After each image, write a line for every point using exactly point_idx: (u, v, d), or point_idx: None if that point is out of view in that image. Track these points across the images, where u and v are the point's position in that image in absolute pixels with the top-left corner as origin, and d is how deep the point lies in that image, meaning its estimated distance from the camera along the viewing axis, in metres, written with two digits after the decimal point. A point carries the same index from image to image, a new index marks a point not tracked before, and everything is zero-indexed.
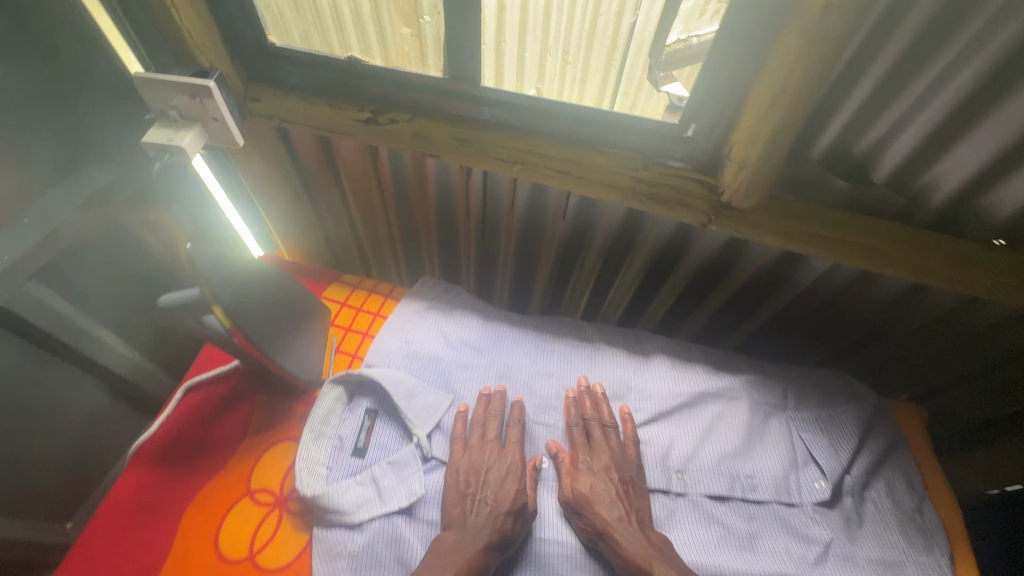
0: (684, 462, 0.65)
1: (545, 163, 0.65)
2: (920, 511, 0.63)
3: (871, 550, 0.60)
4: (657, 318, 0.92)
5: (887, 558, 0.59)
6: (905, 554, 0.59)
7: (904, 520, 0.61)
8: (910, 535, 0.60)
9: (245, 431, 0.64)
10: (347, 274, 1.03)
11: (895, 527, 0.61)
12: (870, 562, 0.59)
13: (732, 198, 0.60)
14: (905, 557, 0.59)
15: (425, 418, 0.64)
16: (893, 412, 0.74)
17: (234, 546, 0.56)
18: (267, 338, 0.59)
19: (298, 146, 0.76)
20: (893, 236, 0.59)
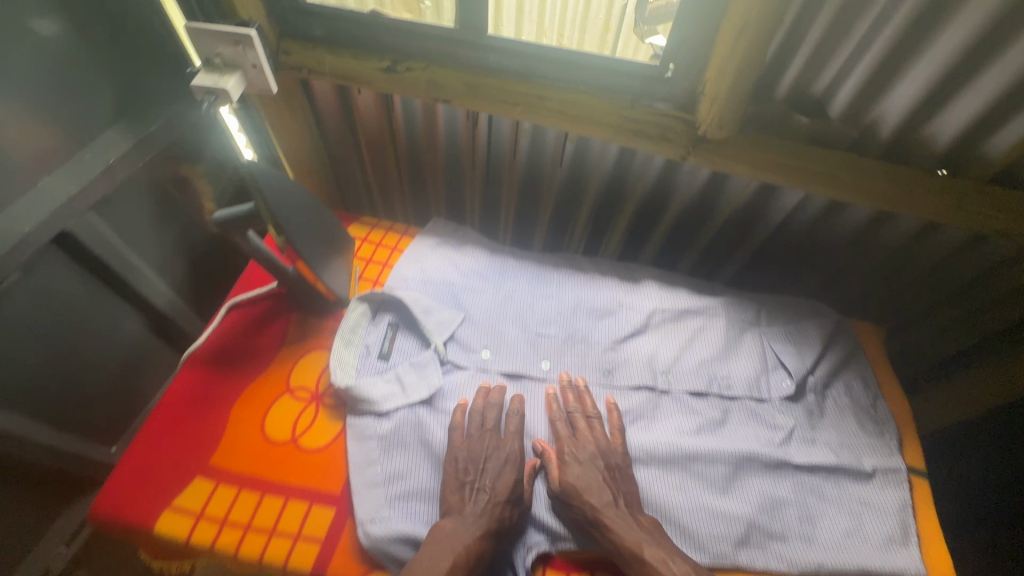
0: (669, 365, 0.75)
1: (543, 105, 0.74)
2: (873, 405, 0.75)
3: (830, 434, 0.71)
4: (653, 254, 1.05)
5: (844, 438, 0.71)
6: (859, 435, 0.71)
7: (860, 411, 0.73)
8: (864, 424, 0.72)
9: (282, 341, 0.74)
10: (353, 210, 1.15)
11: (851, 415, 0.73)
12: (827, 443, 0.70)
13: (707, 131, 0.71)
14: (860, 440, 0.71)
15: (441, 330, 0.74)
16: (857, 332, 0.83)
17: (279, 430, 0.66)
18: (314, 256, 0.69)
19: (319, 98, 0.88)
20: (848, 166, 0.73)
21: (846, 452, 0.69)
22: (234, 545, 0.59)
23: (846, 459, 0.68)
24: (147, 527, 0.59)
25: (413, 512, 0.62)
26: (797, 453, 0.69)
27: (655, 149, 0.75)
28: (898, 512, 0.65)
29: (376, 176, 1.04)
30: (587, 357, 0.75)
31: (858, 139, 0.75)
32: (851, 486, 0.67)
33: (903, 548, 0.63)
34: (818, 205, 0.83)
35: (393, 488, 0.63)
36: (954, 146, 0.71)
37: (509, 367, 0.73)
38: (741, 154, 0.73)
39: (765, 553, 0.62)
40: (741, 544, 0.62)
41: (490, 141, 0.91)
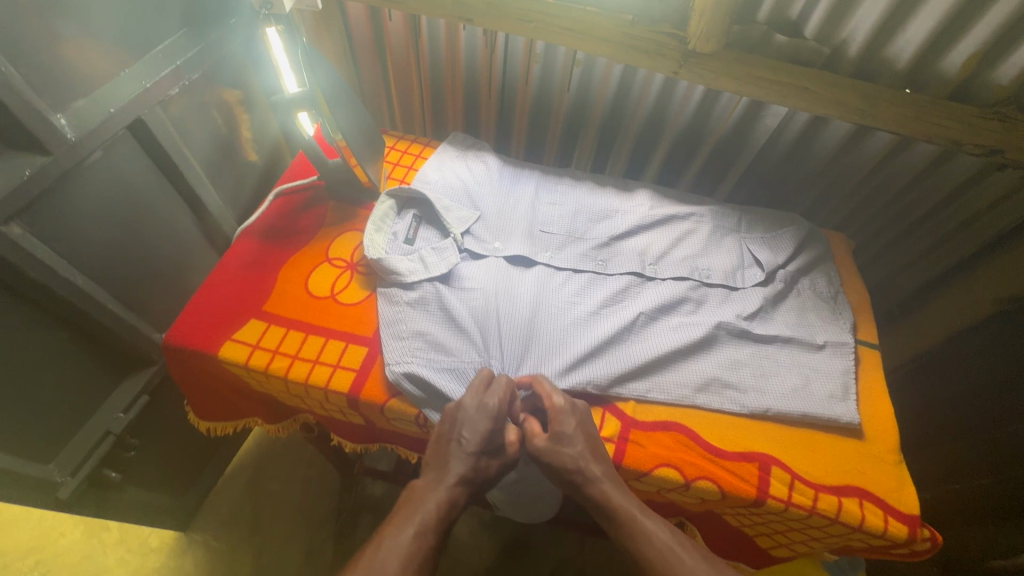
0: (657, 258, 0.85)
1: (553, 23, 0.85)
2: (834, 300, 0.84)
3: (790, 315, 0.81)
4: (650, 179, 1.15)
5: (801, 319, 0.81)
6: (816, 317, 0.82)
7: (823, 300, 0.84)
8: (823, 309, 0.83)
9: (322, 222, 0.85)
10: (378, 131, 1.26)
11: (811, 304, 0.83)
12: (789, 320, 0.81)
13: (696, 45, 0.82)
14: (817, 320, 0.81)
15: (459, 224, 0.84)
16: (829, 240, 0.94)
17: (320, 287, 0.77)
18: (358, 148, 0.83)
19: (352, 20, 1.00)
20: (820, 79, 0.82)
21: (802, 330, 0.79)
22: (282, 369, 0.70)
23: (800, 333, 0.78)
24: (210, 352, 0.70)
25: (430, 363, 0.70)
26: (758, 327, 0.79)
27: (650, 64, 0.86)
28: (842, 375, 0.75)
29: (400, 104, 1.18)
30: (585, 250, 0.85)
31: (830, 58, 0.85)
32: (804, 354, 0.77)
33: (842, 401, 0.72)
34: (799, 124, 0.94)
35: (415, 341, 0.72)
36: (914, 64, 0.81)
37: (515, 253, 0.83)
38: (726, 67, 0.83)
39: (721, 397, 0.72)
40: (698, 390, 0.72)
41: (504, 67, 1.02)
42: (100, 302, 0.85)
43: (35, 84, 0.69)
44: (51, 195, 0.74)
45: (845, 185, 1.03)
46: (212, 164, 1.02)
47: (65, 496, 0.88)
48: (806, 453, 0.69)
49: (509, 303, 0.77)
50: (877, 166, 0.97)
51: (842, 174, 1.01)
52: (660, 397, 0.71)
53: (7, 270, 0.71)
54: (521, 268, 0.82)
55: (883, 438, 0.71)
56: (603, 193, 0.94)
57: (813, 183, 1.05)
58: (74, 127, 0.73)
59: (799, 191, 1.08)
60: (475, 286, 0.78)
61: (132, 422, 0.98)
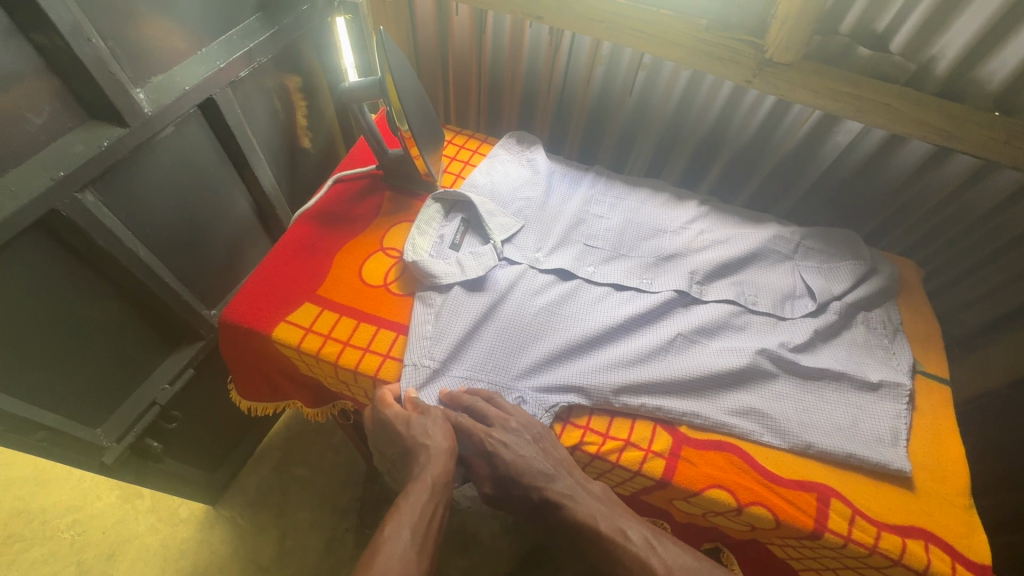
0: (703, 278, 0.80)
1: (625, 24, 0.84)
2: (890, 338, 0.77)
3: (839, 351, 0.75)
4: (709, 189, 1.12)
5: (853, 356, 0.74)
6: (869, 356, 0.75)
7: (874, 340, 0.77)
8: (874, 351, 0.75)
9: (378, 210, 0.85)
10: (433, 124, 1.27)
11: (862, 343, 0.76)
12: (840, 356, 0.74)
13: (774, 54, 0.79)
14: (868, 358, 0.74)
15: (502, 231, 0.82)
16: (899, 265, 0.89)
17: (374, 276, 0.77)
18: (421, 140, 0.81)
19: (419, 12, 1.01)
20: (903, 97, 0.78)
21: (853, 365, 0.73)
22: (334, 354, 0.70)
23: (853, 368, 0.72)
24: (265, 331, 0.70)
25: (442, 372, 0.69)
26: (806, 359, 0.73)
27: (722, 71, 0.83)
28: (892, 419, 0.69)
29: (456, 99, 1.18)
30: (630, 267, 0.82)
31: (916, 75, 0.80)
32: (855, 394, 0.71)
33: (891, 446, 0.66)
34: (874, 141, 0.90)
35: (437, 342, 0.70)
36: (1009, 86, 0.76)
37: (555, 266, 0.80)
38: (802, 79, 0.80)
39: (759, 426, 0.67)
40: (734, 415, 0.68)
41: (567, 68, 1.01)
42: (159, 275, 0.87)
43: (119, 58, 0.71)
44: (123, 166, 0.76)
45: (918, 210, 0.98)
46: (271, 147, 1.04)
47: (109, 461, 0.91)
48: (867, 485, 0.65)
49: (543, 318, 0.74)
50: (955, 191, 0.92)
51: (915, 195, 0.96)
52: (697, 420, 0.67)
53: (79, 236, 0.73)
54: (564, 283, 0.79)
55: (952, 478, 0.66)
56: (651, 206, 0.90)
57: (881, 204, 1.00)
58: (152, 102, 0.75)
59: (864, 212, 1.03)
60: (512, 297, 0.76)
61: (176, 395, 1.01)
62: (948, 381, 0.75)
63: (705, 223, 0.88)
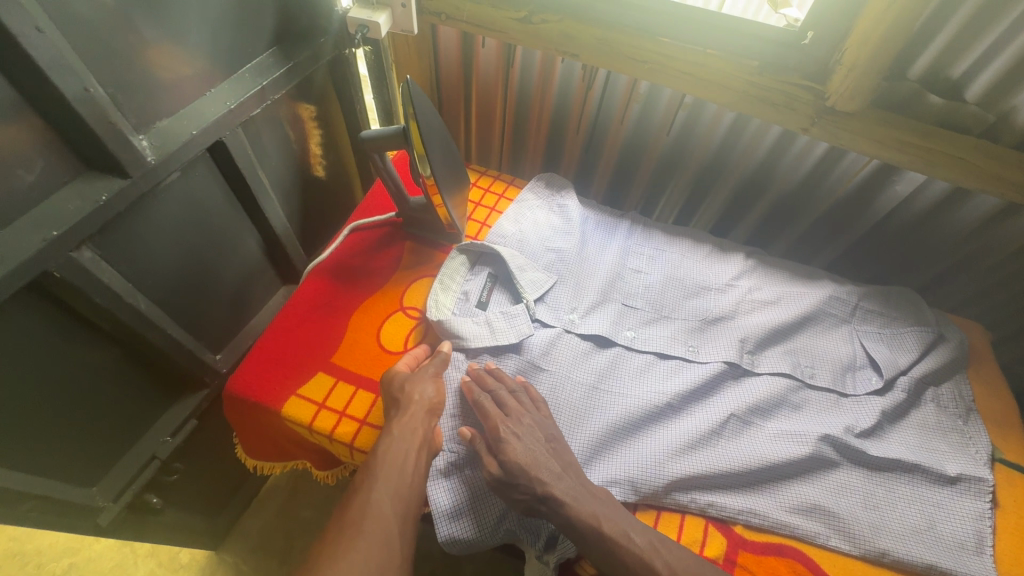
0: (754, 345, 0.73)
1: (671, 65, 0.77)
2: (964, 417, 0.70)
3: (910, 435, 0.68)
4: (747, 233, 1.05)
5: (925, 441, 0.67)
6: (942, 441, 0.67)
7: (948, 421, 0.69)
8: (948, 435, 0.68)
9: (398, 263, 0.79)
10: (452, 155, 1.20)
11: (933, 427, 0.69)
12: (910, 441, 0.67)
13: (836, 101, 0.72)
14: (942, 444, 0.67)
15: (533, 288, 0.74)
16: (966, 329, 0.81)
17: (393, 340, 0.71)
18: (444, 186, 0.72)
19: (442, 43, 0.95)
20: (978, 150, 0.71)
21: (927, 454, 0.65)
22: (350, 436, 0.63)
23: (927, 459, 0.65)
24: (274, 408, 0.64)
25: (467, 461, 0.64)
26: (873, 447, 0.66)
27: (775, 117, 0.76)
28: (973, 521, 0.61)
29: (477, 132, 1.11)
30: (675, 331, 0.75)
31: (992, 127, 0.72)
32: (929, 488, 0.63)
33: (976, 555, 0.59)
34: (936, 192, 0.82)
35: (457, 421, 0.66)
36: None
37: (593, 331, 0.72)
38: (866, 128, 0.73)
39: (825, 527, 0.60)
40: (796, 512, 0.61)
41: (599, 105, 0.95)
42: (162, 326, 0.81)
43: (120, 103, 0.64)
44: (124, 218, 0.70)
45: (977, 263, 0.90)
46: (282, 183, 0.98)
47: (105, 523, 0.84)
48: None
49: (580, 393, 0.68)
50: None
51: (980, 250, 0.88)
52: (754, 520, 0.60)
53: (74, 295, 0.67)
54: (603, 350, 0.72)
55: None
56: (691, 261, 0.82)
57: (939, 257, 0.92)
58: (156, 149, 0.69)
59: (919, 265, 0.95)
60: (542, 366, 0.69)
61: (177, 447, 0.95)
62: None
63: (754, 279, 0.81)
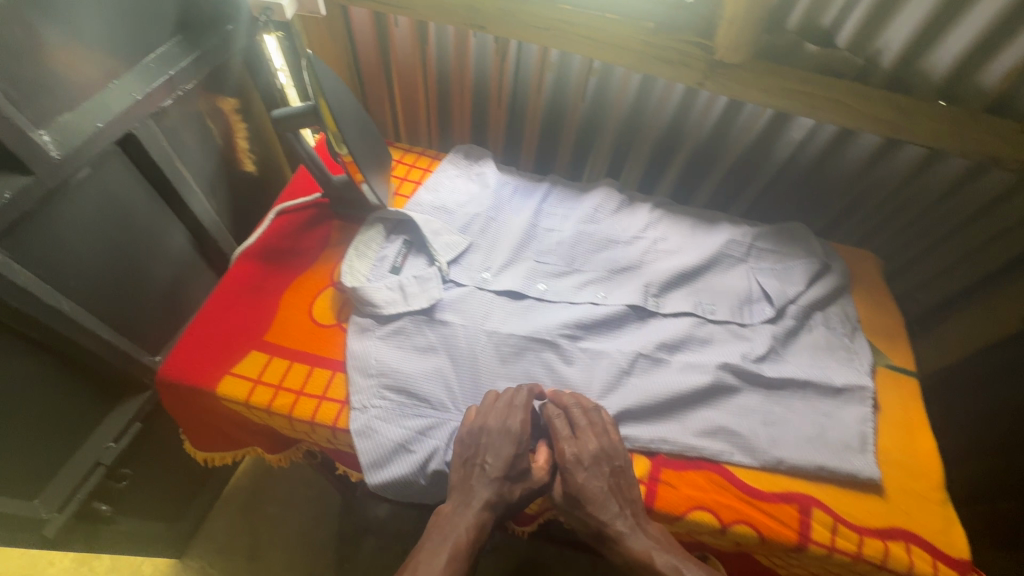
0: (659, 289, 0.79)
1: (572, 30, 0.81)
2: (851, 336, 0.78)
3: (802, 356, 0.75)
4: (669, 190, 1.11)
5: (815, 360, 0.75)
6: (831, 358, 0.75)
7: (836, 340, 0.77)
8: (836, 352, 0.76)
9: (325, 242, 0.80)
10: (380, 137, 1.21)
11: (824, 346, 0.76)
12: (800, 359, 0.75)
13: (724, 54, 0.77)
14: (831, 361, 0.75)
15: (447, 251, 0.78)
16: (859, 256, 0.89)
17: (324, 315, 0.73)
18: (365, 162, 0.75)
19: (355, 25, 0.96)
20: (853, 92, 0.78)
21: (817, 371, 0.73)
22: (287, 407, 0.65)
23: (817, 375, 0.72)
24: (208, 389, 0.65)
25: (397, 412, 0.66)
26: (768, 369, 0.73)
27: (673, 74, 0.81)
28: (858, 424, 0.69)
29: (403, 114, 1.13)
30: (583, 281, 0.80)
31: (864, 69, 0.80)
32: (820, 400, 0.71)
33: (860, 454, 0.66)
34: (824, 136, 0.90)
35: (382, 379, 0.67)
36: (952, 77, 0.77)
37: (505, 287, 0.77)
38: (755, 78, 0.79)
39: (729, 445, 0.67)
40: (702, 435, 0.67)
41: (516, 76, 0.98)
42: (89, 326, 0.80)
43: (15, 98, 0.63)
44: (31, 217, 0.68)
45: (871, 198, 0.99)
46: (206, 176, 0.97)
47: (51, 534, 0.83)
48: (850, 492, 0.65)
49: (493, 341, 0.72)
50: (906, 178, 0.93)
51: (868, 187, 0.97)
52: (663, 446, 0.66)
53: None
54: (515, 303, 0.77)
55: (928, 474, 0.67)
56: (604, 215, 0.87)
57: (835, 196, 1.01)
58: (59, 144, 0.68)
59: (819, 207, 1.04)
60: (458, 321, 0.73)
61: (124, 451, 0.93)
62: (913, 373, 0.76)
63: (659, 230, 0.87)
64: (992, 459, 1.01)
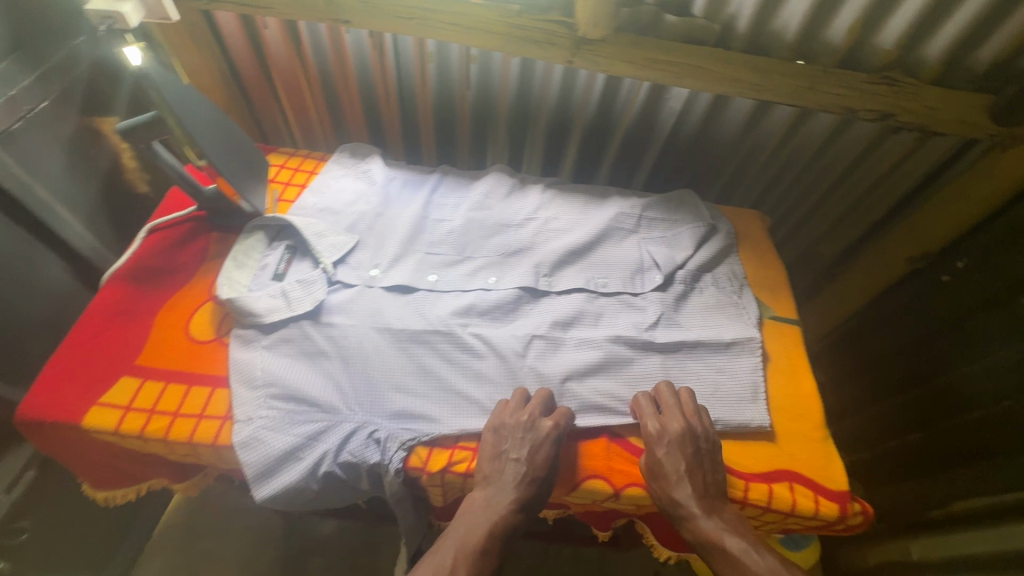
0: (550, 269, 0.80)
1: (435, 18, 0.80)
2: (738, 293, 0.81)
3: (692, 319, 0.77)
4: (572, 170, 1.11)
5: (704, 320, 0.77)
6: (720, 316, 0.78)
7: (725, 299, 0.79)
8: (724, 309, 0.78)
9: (204, 255, 0.77)
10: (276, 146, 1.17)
11: (714, 305, 0.79)
12: (688, 323, 0.77)
13: (586, 31, 0.78)
14: (721, 320, 0.77)
15: (333, 251, 0.77)
16: (745, 216, 0.92)
17: (202, 331, 0.70)
18: (233, 174, 0.73)
19: (224, 31, 0.93)
20: (714, 58, 0.81)
21: (708, 331, 0.75)
22: (163, 430, 0.62)
23: (706, 335, 0.75)
24: (75, 422, 0.62)
25: (285, 421, 0.64)
26: (661, 335, 0.75)
27: (543, 55, 0.82)
28: (750, 373, 0.72)
29: (295, 119, 1.09)
30: (473, 268, 0.80)
31: (722, 34, 0.83)
32: (709, 356, 0.73)
33: (750, 403, 0.69)
34: (701, 105, 0.93)
35: (270, 390, 0.66)
36: (801, 35, 0.81)
37: (394, 282, 0.76)
38: (619, 51, 0.80)
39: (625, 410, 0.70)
40: (596, 407, 0.70)
41: (398, 69, 0.97)
42: None
43: None
44: None
45: (757, 160, 1.03)
46: (87, 199, 0.88)
47: None
48: (739, 444, 0.68)
49: (383, 337, 0.72)
50: (783, 138, 0.98)
51: (752, 150, 1.01)
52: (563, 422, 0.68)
53: None
54: (405, 297, 0.76)
55: (809, 416, 0.70)
56: (494, 201, 0.87)
57: (725, 161, 1.04)
58: None
59: (712, 174, 1.07)
60: (345, 322, 0.72)
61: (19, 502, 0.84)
62: (795, 320, 0.79)
63: (551, 210, 0.87)
64: (896, 395, 1.07)
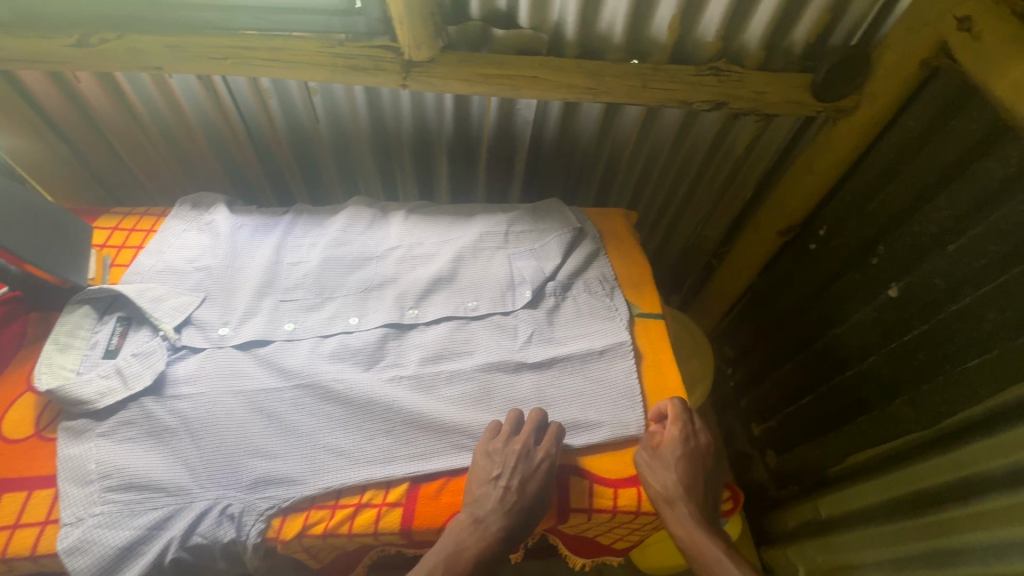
0: (416, 300, 0.77)
1: (253, 56, 0.77)
2: (610, 296, 0.81)
3: (565, 330, 0.77)
4: (449, 188, 1.09)
5: (577, 330, 0.77)
6: (592, 321, 0.78)
7: (596, 303, 0.79)
8: (596, 314, 0.78)
9: (20, 343, 0.71)
10: (128, 203, 1.08)
11: (586, 310, 0.79)
12: (561, 336, 0.76)
13: (410, 54, 0.77)
14: (591, 326, 0.77)
15: (173, 316, 0.71)
16: (614, 215, 0.94)
17: (17, 428, 0.63)
18: (35, 251, 0.69)
19: (32, 89, 0.85)
20: (545, 67, 0.81)
21: (581, 342, 0.75)
22: None
23: (577, 347, 0.74)
24: None
25: (124, 513, 0.58)
26: (533, 353, 0.74)
27: (374, 81, 0.80)
28: (627, 377, 0.72)
29: (144, 172, 1.02)
30: (335, 308, 0.76)
31: (553, 42, 0.84)
32: (584, 365, 0.73)
33: (631, 407, 0.70)
34: (554, 113, 0.94)
35: (106, 482, 0.60)
36: (629, 35, 0.83)
37: (246, 338, 0.71)
38: (450, 70, 0.79)
39: None
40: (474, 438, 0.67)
41: (238, 109, 0.92)
42: None
43: None
44: None
45: (623, 158, 1.04)
46: None
47: None
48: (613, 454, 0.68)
49: (237, 401, 0.66)
50: (641, 134, 1.00)
51: (616, 149, 1.02)
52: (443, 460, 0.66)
53: None
54: (260, 352, 0.71)
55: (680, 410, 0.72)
56: (353, 235, 0.84)
57: (594, 161, 1.05)
58: None
59: (586, 176, 1.08)
60: (192, 392, 0.66)
61: None
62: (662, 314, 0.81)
63: (414, 236, 0.85)
64: (787, 363, 1.12)
